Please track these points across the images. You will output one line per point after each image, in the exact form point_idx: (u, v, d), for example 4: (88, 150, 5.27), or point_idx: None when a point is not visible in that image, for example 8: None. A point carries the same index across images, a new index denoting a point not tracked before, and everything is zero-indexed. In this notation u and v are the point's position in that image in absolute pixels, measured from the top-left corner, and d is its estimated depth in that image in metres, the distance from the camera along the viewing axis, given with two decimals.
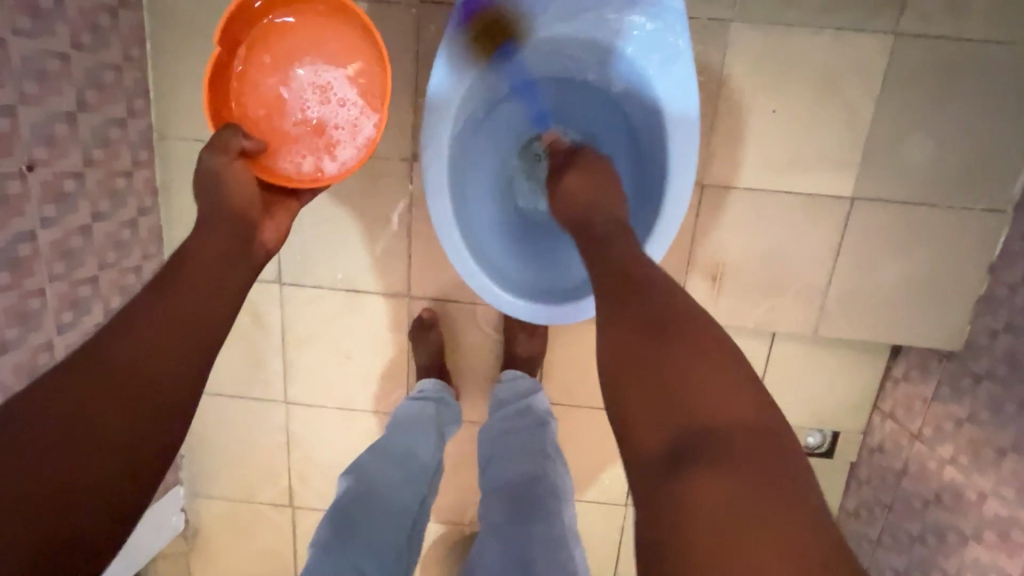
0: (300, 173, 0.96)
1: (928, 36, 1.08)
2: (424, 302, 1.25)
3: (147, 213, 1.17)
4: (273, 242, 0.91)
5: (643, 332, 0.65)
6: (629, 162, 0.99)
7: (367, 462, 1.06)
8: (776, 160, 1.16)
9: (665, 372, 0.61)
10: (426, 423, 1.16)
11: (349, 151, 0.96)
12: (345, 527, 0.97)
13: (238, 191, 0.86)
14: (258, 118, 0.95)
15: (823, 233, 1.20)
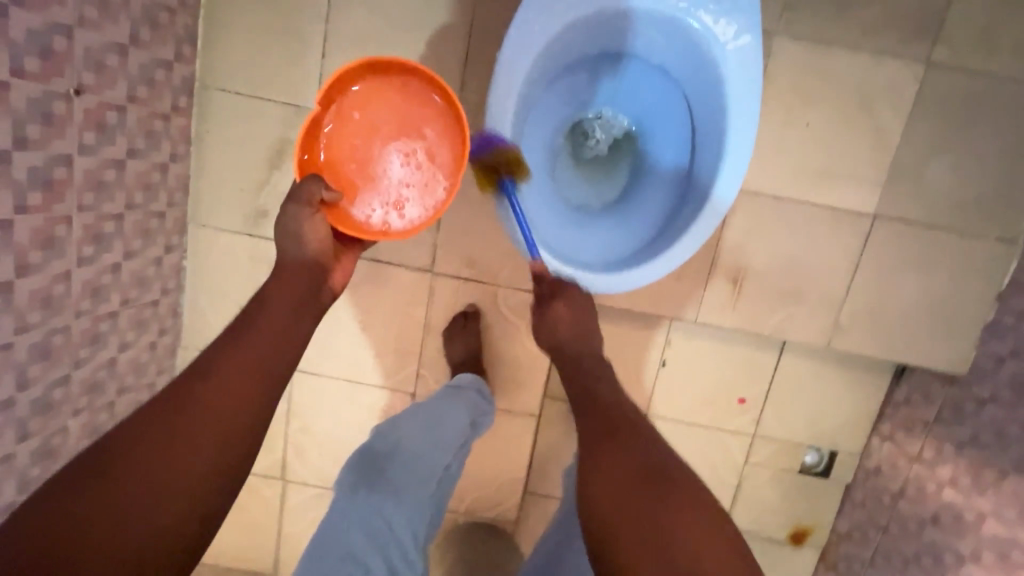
0: (368, 224, 0.94)
1: (957, 68, 1.05)
2: (443, 281, 1.22)
3: (179, 161, 1.14)
4: (341, 287, 0.86)
5: (636, 465, 0.56)
6: (677, 156, 0.90)
7: (395, 424, 1.03)
8: (805, 172, 1.11)
9: (657, 517, 0.53)
10: (460, 402, 1.10)
11: (417, 211, 0.96)
12: (365, 478, 0.95)
13: (313, 234, 0.81)
14: (335, 167, 0.94)
15: (842, 244, 1.14)
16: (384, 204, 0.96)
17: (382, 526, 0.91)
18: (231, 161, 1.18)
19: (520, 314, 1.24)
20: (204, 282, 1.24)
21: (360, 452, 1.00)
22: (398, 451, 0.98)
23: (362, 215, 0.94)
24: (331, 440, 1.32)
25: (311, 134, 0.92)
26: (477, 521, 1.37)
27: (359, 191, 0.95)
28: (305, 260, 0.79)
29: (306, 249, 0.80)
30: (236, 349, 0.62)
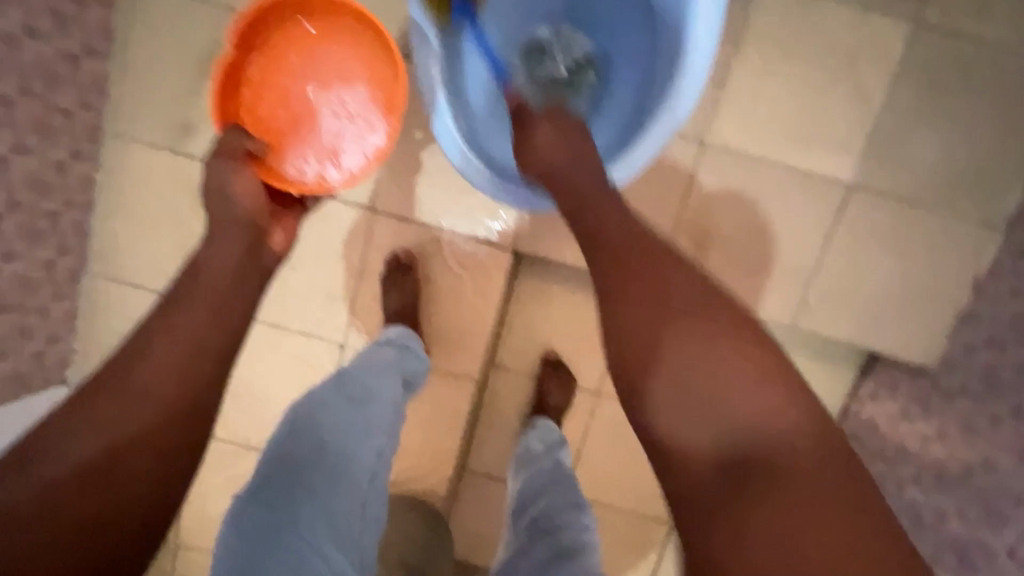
0: (302, 178, 0.86)
1: (947, 30, 0.99)
2: (383, 221, 1.11)
3: (95, 58, 1.02)
4: (282, 249, 0.74)
5: (690, 338, 0.52)
6: (639, 73, 0.83)
7: (310, 425, 0.85)
8: (781, 129, 1.03)
9: (705, 385, 0.50)
10: (385, 369, 0.98)
11: (354, 161, 0.88)
12: (278, 498, 0.79)
13: (241, 189, 0.69)
14: (265, 117, 0.85)
15: (815, 213, 1.06)
16: (317, 157, 0.88)
17: (313, 558, 0.77)
18: (155, 65, 1.06)
19: (465, 266, 1.13)
20: (117, 200, 1.12)
21: (270, 466, 0.82)
22: (315, 461, 0.82)
23: (294, 170, 0.86)
24: (247, 391, 1.19)
25: (235, 82, 0.82)
26: (403, 495, 1.23)
27: (290, 145, 0.87)
28: (237, 222, 0.67)
29: (236, 213, 0.67)
30: (115, 395, 0.51)
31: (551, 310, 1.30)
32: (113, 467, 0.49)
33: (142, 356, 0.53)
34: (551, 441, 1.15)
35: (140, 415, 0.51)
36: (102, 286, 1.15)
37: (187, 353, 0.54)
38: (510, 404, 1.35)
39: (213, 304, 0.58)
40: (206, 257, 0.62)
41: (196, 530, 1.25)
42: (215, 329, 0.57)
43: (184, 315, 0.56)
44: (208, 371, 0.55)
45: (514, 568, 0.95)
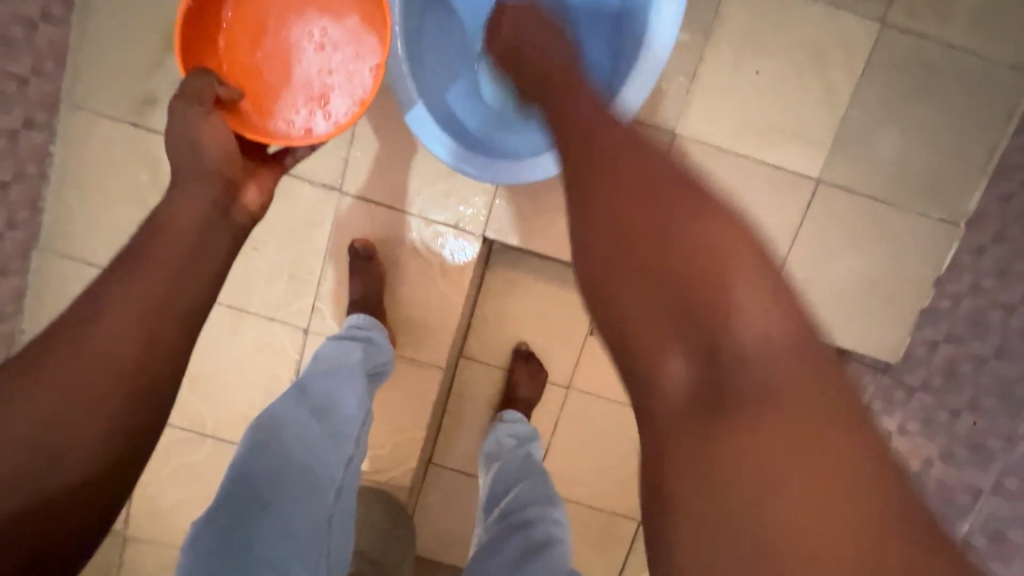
0: (289, 129, 0.78)
1: (911, 31, 1.01)
2: (351, 203, 1.09)
3: (53, 24, 0.98)
4: (257, 206, 0.66)
5: (711, 279, 0.40)
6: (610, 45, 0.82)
7: (272, 439, 0.80)
8: (750, 122, 1.04)
9: (716, 348, 0.39)
10: (354, 369, 0.94)
11: (343, 108, 0.78)
12: (235, 519, 0.74)
13: (215, 141, 0.63)
14: (245, 66, 0.77)
15: (784, 207, 1.07)
16: (304, 104, 0.79)
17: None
18: (118, 36, 1.03)
19: (434, 251, 1.11)
20: (73, 173, 1.07)
21: (227, 487, 0.77)
22: (277, 478, 0.77)
23: (281, 122, 0.78)
24: (207, 375, 1.15)
25: (213, 30, 0.75)
26: (368, 484, 1.20)
27: (276, 95, 0.78)
28: (208, 174, 0.61)
29: (206, 165, 0.61)
30: (60, 366, 0.44)
31: (522, 301, 1.29)
32: (56, 450, 0.42)
33: (92, 322, 0.46)
34: (521, 438, 1.14)
35: (91, 388, 0.44)
36: (55, 262, 1.11)
37: (147, 317, 0.48)
38: (479, 396, 1.33)
39: (178, 263, 0.52)
40: (173, 212, 0.55)
41: (148, 521, 1.20)
42: (181, 292, 0.51)
43: (141, 274, 0.49)
44: (172, 341, 0.49)
45: (484, 561, 0.89)
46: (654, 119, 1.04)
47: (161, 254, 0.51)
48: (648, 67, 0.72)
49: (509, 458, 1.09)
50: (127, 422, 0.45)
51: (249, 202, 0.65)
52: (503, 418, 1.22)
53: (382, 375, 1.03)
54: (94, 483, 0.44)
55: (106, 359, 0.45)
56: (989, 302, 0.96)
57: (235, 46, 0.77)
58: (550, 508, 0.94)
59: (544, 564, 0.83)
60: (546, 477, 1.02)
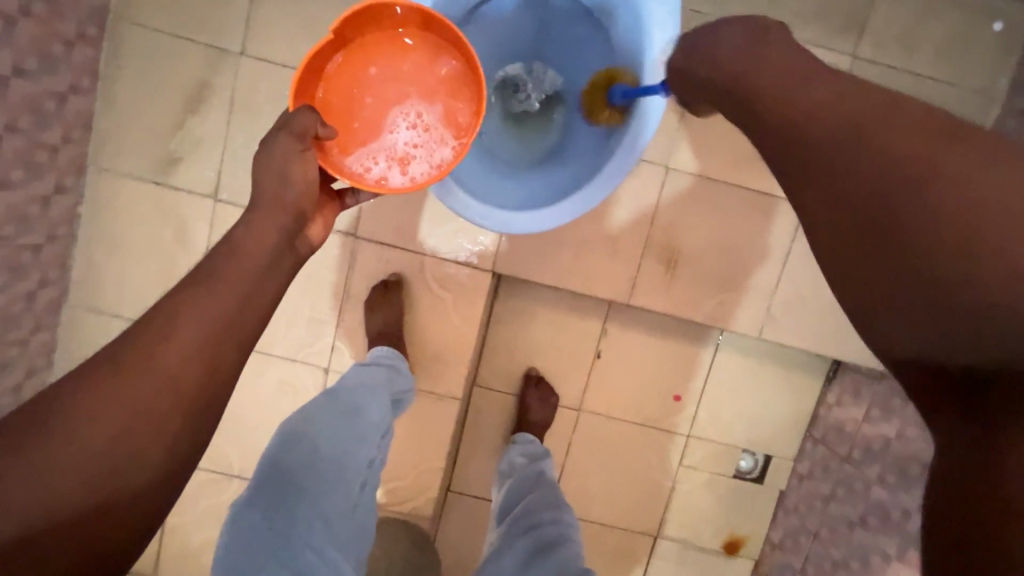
0: (366, 178, 0.75)
1: (880, 64, 1.09)
2: (366, 246, 1.15)
3: (80, 95, 1.05)
4: (319, 240, 0.68)
5: (948, 189, 0.41)
6: (603, 100, 0.88)
7: (302, 432, 0.83)
8: (737, 152, 1.12)
9: (977, 267, 0.39)
10: (379, 390, 0.99)
11: (422, 169, 0.77)
12: (276, 504, 0.78)
13: (301, 176, 0.64)
14: (338, 112, 0.76)
15: (773, 229, 1.14)
16: (386, 157, 0.77)
17: (309, 557, 0.76)
18: (141, 101, 1.09)
19: (447, 287, 1.17)
20: (99, 231, 1.13)
21: (263, 471, 0.80)
22: (310, 470, 0.80)
23: (357, 169, 0.75)
24: (233, 418, 1.19)
25: (311, 78, 0.73)
26: (390, 515, 1.23)
27: (360, 142, 0.77)
28: (284, 207, 0.62)
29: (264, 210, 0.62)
30: (127, 378, 0.46)
31: (531, 329, 1.34)
32: (119, 464, 0.45)
33: (168, 326, 0.49)
34: (535, 454, 1.19)
35: (155, 405, 0.47)
36: (83, 316, 1.16)
37: (211, 335, 0.50)
38: (493, 422, 1.37)
39: (245, 281, 0.54)
40: (248, 236, 0.57)
41: (177, 564, 1.23)
42: (242, 313, 0.53)
43: (210, 291, 0.52)
44: (230, 359, 0.51)
45: (495, 563, 0.94)
46: (647, 155, 1.12)
47: (228, 266, 0.54)
48: (640, 130, 0.77)
49: (524, 469, 1.15)
50: (183, 439, 0.48)
51: (313, 235, 0.66)
52: (516, 440, 1.27)
53: (406, 404, 1.09)
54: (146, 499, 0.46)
55: (172, 378, 0.48)
56: None
57: (328, 94, 0.75)
58: (560, 513, 0.99)
59: (552, 563, 0.88)
60: (555, 487, 1.08)
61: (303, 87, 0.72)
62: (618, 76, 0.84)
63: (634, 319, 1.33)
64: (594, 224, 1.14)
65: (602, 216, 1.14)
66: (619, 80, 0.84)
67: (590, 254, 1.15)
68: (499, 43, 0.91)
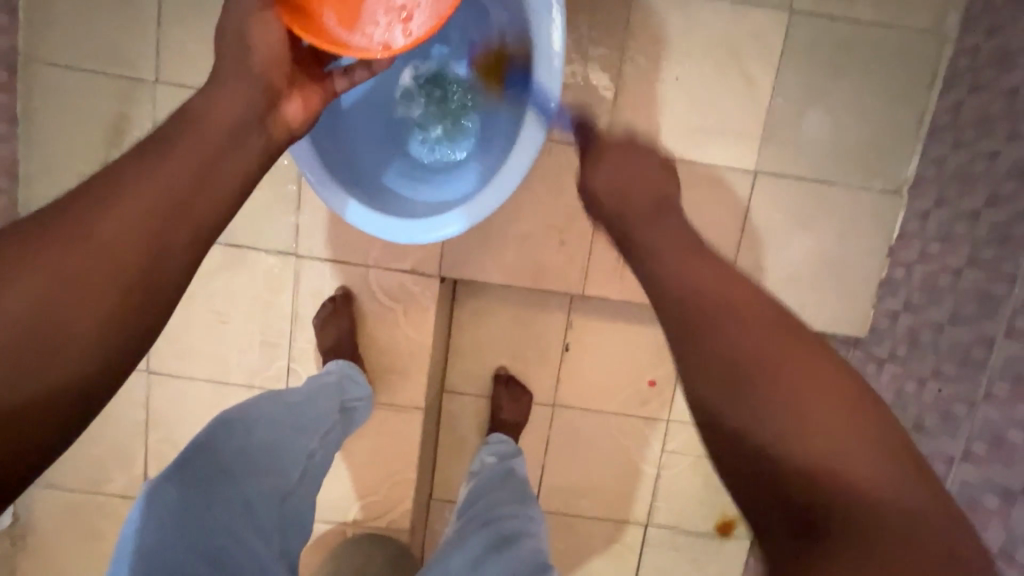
0: (368, 41, 0.67)
1: (820, 15, 1.03)
2: (309, 265, 1.13)
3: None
4: (297, 122, 0.62)
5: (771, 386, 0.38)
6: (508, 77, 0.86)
7: (242, 420, 0.81)
8: (678, 125, 1.07)
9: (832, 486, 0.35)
10: (328, 398, 0.99)
11: (424, 20, 0.66)
12: (196, 482, 0.71)
13: (261, 40, 0.59)
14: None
15: (725, 202, 1.10)
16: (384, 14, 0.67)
17: (227, 546, 0.71)
18: (63, 141, 1.07)
19: (396, 297, 1.14)
20: None
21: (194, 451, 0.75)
22: (245, 456, 0.78)
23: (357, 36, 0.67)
24: None
25: None
26: (368, 533, 1.22)
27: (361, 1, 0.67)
28: (250, 74, 0.57)
29: None
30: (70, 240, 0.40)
31: (494, 328, 1.31)
32: (47, 348, 0.38)
33: (120, 188, 0.43)
34: (505, 453, 1.17)
35: (95, 280, 0.40)
36: None
37: (165, 208, 0.44)
38: (467, 427, 1.35)
39: (202, 155, 0.48)
40: (208, 105, 0.52)
41: None
42: (201, 191, 0.47)
43: (164, 160, 0.46)
44: (186, 240, 0.45)
45: (447, 556, 0.90)
46: None
47: (196, 139, 0.49)
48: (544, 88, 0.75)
49: (493, 467, 1.13)
50: (132, 326, 0.41)
51: (291, 115, 0.61)
52: (488, 440, 1.25)
53: (362, 416, 1.08)
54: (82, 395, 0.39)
55: (120, 239, 0.41)
56: (938, 267, 0.97)
57: None
58: (524, 508, 0.99)
59: (511, 558, 0.85)
60: (522, 485, 1.07)
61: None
62: (512, 49, 0.82)
63: (598, 309, 1.29)
64: (538, 218, 1.10)
65: (546, 209, 1.10)
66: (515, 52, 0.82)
67: (538, 248, 1.12)
68: None
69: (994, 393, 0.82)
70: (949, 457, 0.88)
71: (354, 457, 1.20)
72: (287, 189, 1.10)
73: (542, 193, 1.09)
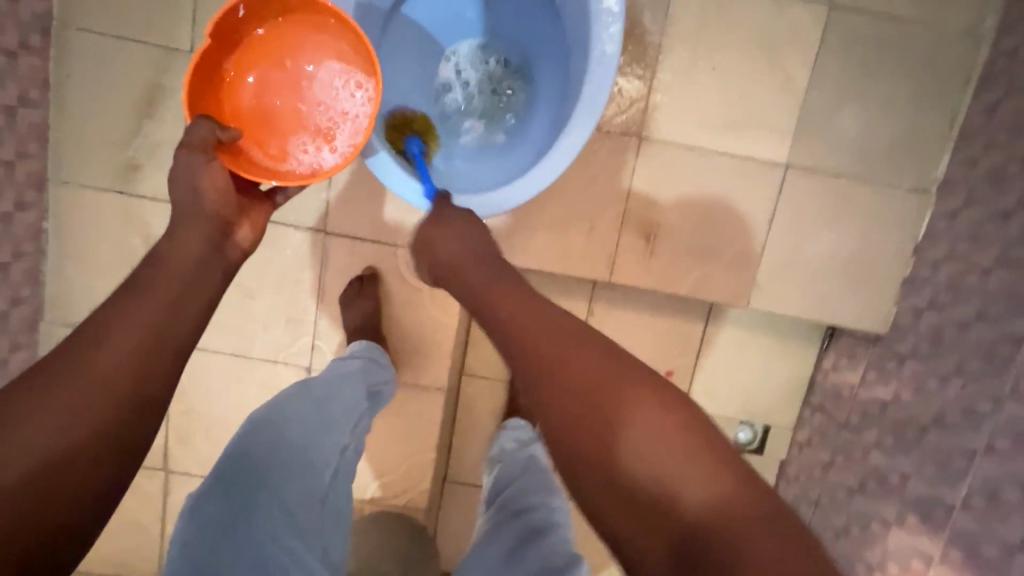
0: (300, 166, 0.77)
1: (859, 11, 1.03)
2: (337, 243, 1.12)
3: (31, 106, 1.01)
4: (248, 244, 0.69)
5: (583, 412, 0.47)
6: (559, 60, 0.87)
7: (270, 422, 0.83)
8: (711, 117, 1.07)
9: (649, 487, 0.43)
10: (355, 382, 0.99)
11: (347, 142, 0.77)
12: (233, 490, 0.74)
13: (212, 184, 0.65)
14: (251, 111, 0.76)
15: (755, 195, 1.10)
16: (311, 141, 0.78)
17: (270, 550, 0.72)
18: (94, 108, 1.06)
19: (423, 278, 1.15)
20: (68, 245, 1.11)
21: (221, 468, 0.77)
22: (274, 458, 0.79)
23: (290, 160, 0.77)
24: (219, 424, 1.19)
25: (208, 86, 0.73)
26: (385, 511, 1.23)
27: (287, 134, 0.78)
28: (204, 216, 0.63)
29: (203, 206, 0.64)
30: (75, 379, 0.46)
31: None
32: (53, 502, 0.43)
33: (110, 331, 0.49)
34: (524, 440, 1.18)
35: (84, 433, 0.45)
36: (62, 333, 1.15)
37: (150, 338, 0.51)
38: (485, 411, 1.36)
39: (169, 297, 0.54)
40: (172, 245, 0.59)
41: None
42: (171, 327, 0.53)
43: (140, 299, 0.52)
44: (165, 371, 0.51)
45: (481, 551, 0.91)
46: (619, 127, 1.07)
47: (170, 277, 0.56)
48: (602, 58, 0.75)
49: (514, 457, 1.13)
50: (129, 444, 0.48)
51: (242, 241, 0.68)
52: (507, 426, 1.26)
53: (386, 396, 1.08)
54: (84, 530, 0.45)
55: (114, 372, 0.48)
56: (966, 266, 0.98)
57: (235, 97, 0.75)
58: (549, 498, 0.98)
59: (540, 549, 0.85)
60: (546, 475, 1.06)
61: (204, 106, 0.72)
62: (567, 31, 0.84)
63: (620, 297, 1.30)
64: (569, 204, 1.10)
65: (576, 195, 1.10)
66: (569, 34, 0.84)
67: (567, 234, 1.12)
68: (437, 38, 0.92)
69: (1020, 387, 0.83)
70: (971, 452, 0.89)
71: (375, 436, 1.20)
72: None
73: (574, 179, 1.09)
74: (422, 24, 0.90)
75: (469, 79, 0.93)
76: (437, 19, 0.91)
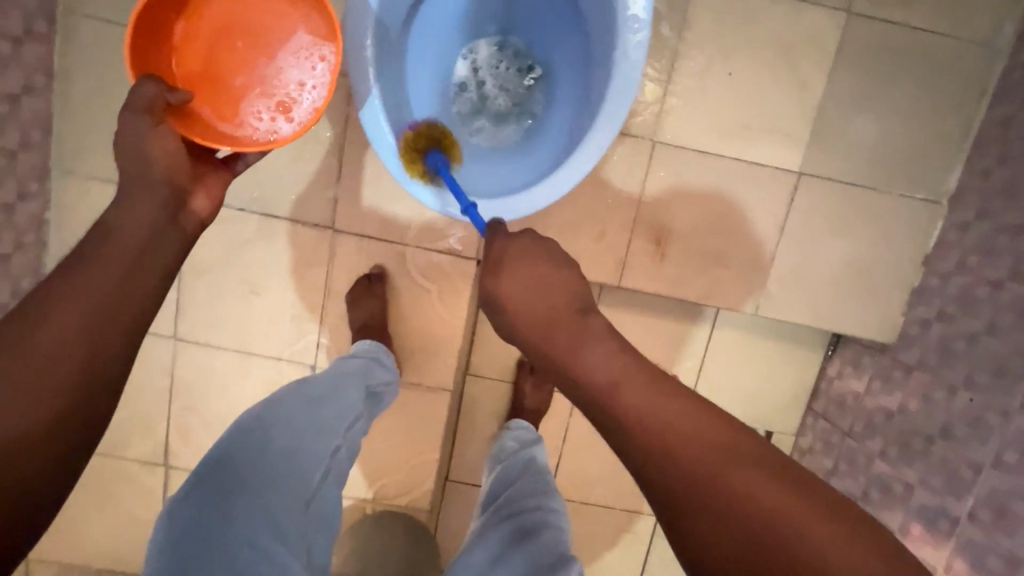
0: (254, 136, 0.76)
1: (877, 19, 1.02)
2: (345, 239, 1.11)
3: (35, 94, 0.99)
4: (205, 213, 0.67)
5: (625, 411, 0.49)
6: (580, 64, 0.87)
7: (261, 422, 0.82)
8: (726, 122, 1.06)
9: (701, 486, 0.43)
10: (353, 381, 0.98)
11: (304, 111, 0.76)
12: (215, 492, 0.73)
13: (160, 150, 0.63)
14: (206, 76, 0.75)
15: (767, 201, 1.09)
16: (267, 111, 0.77)
17: (248, 554, 0.70)
18: (98, 96, 1.04)
19: (430, 277, 1.14)
20: (69, 235, 1.09)
21: (207, 465, 0.76)
22: (262, 457, 0.78)
23: (247, 129, 0.76)
24: (221, 420, 1.18)
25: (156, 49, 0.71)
26: (387, 510, 1.22)
27: (240, 104, 0.77)
28: (152, 181, 0.61)
29: (151, 173, 0.61)
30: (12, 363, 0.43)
31: None
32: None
33: (52, 308, 0.47)
34: (525, 440, 1.17)
35: (23, 420, 0.43)
36: None
37: (98, 316, 0.48)
38: (488, 411, 1.36)
39: (120, 269, 0.51)
40: (121, 218, 0.56)
41: None
42: (121, 302, 0.50)
43: (87, 276, 0.50)
44: (118, 346, 0.49)
45: (472, 551, 0.90)
46: (632, 130, 1.06)
47: (123, 252, 0.53)
48: (626, 62, 0.74)
49: (512, 458, 1.12)
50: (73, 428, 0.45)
51: (197, 211, 0.66)
52: (509, 427, 1.25)
53: (390, 396, 1.07)
54: (25, 530, 0.43)
55: (54, 354, 0.45)
56: (975, 279, 0.99)
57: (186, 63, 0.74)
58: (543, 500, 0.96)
59: (528, 552, 0.84)
60: (545, 477, 1.05)
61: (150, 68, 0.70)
62: (590, 35, 0.83)
63: (627, 300, 1.29)
64: (581, 206, 1.10)
65: (587, 197, 1.09)
66: (592, 37, 0.83)
67: (577, 237, 1.11)
68: (455, 39, 0.91)
69: None
70: (977, 465, 0.89)
71: (378, 436, 1.19)
72: (327, 161, 1.08)
73: (585, 180, 1.08)
74: (441, 24, 0.89)
75: (485, 81, 0.92)
76: (456, 20, 0.90)
